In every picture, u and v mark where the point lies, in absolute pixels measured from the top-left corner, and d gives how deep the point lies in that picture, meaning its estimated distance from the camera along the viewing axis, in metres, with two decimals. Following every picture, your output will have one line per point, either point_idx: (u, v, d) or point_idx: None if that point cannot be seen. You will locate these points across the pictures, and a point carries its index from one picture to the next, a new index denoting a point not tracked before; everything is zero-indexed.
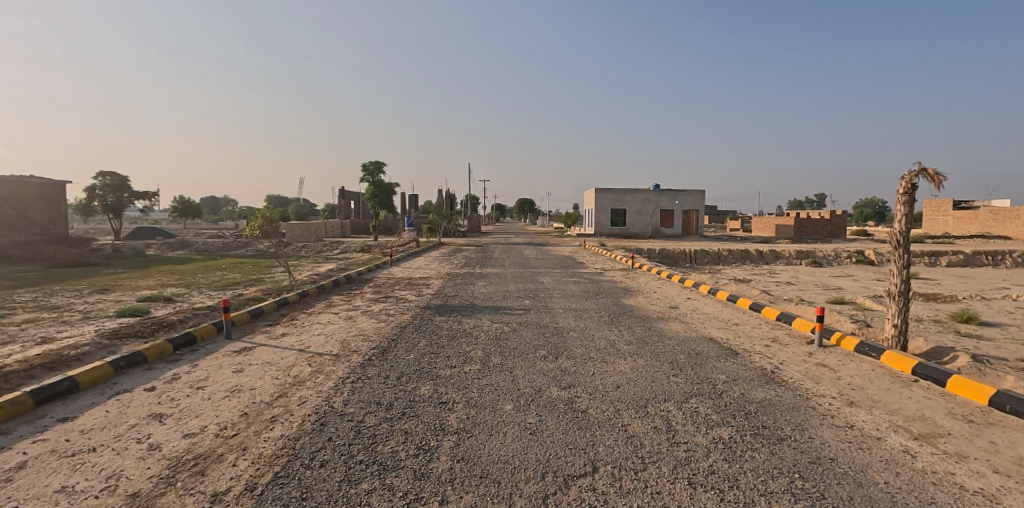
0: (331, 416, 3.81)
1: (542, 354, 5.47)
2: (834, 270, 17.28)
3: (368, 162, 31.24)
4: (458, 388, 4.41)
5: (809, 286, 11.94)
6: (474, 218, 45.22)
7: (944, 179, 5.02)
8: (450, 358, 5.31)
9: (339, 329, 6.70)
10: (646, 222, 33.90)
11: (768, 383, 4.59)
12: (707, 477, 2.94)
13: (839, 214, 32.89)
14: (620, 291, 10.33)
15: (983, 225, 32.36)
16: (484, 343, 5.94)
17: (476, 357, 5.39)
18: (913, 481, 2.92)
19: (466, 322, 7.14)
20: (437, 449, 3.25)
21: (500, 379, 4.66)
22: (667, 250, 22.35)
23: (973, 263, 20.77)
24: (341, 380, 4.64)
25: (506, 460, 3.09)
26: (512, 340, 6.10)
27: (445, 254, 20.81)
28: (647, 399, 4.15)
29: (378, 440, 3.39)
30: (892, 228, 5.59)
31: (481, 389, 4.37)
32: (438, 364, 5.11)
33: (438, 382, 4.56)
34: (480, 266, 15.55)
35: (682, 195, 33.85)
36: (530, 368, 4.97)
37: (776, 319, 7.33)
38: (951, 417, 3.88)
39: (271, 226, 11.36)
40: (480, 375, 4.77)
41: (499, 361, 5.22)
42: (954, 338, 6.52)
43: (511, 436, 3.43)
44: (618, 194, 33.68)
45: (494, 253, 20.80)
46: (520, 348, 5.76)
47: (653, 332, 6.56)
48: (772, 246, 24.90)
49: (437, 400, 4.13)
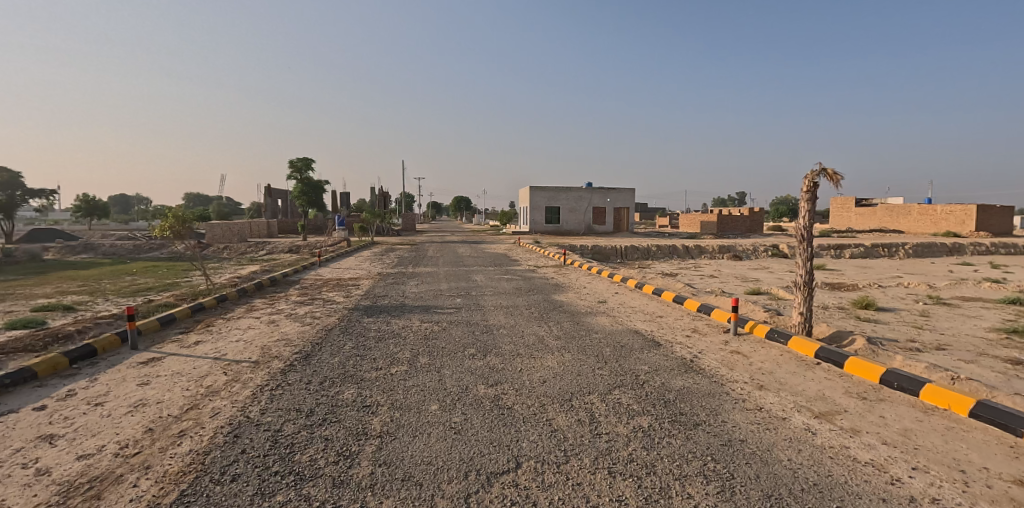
0: (246, 427, 3.59)
1: (470, 353, 5.47)
2: (752, 263, 18.52)
3: (295, 160, 30.94)
4: (384, 390, 4.32)
5: (729, 279, 12.74)
6: (409, 215, 44.39)
7: (841, 178, 5.49)
8: (376, 360, 5.20)
9: (260, 335, 6.36)
10: (580, 219, 34.81)
11: (686, 372, 4.83)
12: (627, 464, 3.05)
13: (757, 211, 35.45)
14: (550, 287, 10.53)
15: (880, 221, 36.03)
16: (413, 343, 5.86)
17: (403, 357, 5.30)
18: (813, 456, 3.17)
19: (396, 322, 7.01)
20: (359, 454, 3.16)
21: (427, 379, 4.61)
22: (599, 246, 23.02)
23: (873, 255, 23.01)
24: (259, 388, 4.41)
25: (429, 461, 3.04)
26: (442, 339, 6.06)
27: (378, 253, 20.29)
28: (572, 393, 4.25)
29: (297, 447, 3.26)
30: (796, 224, 6.04)
31: (408, 390, 4.30)
32: (364, 366, 4.99)
33: (364, 385, 4.45)
34: (413, 265, 15.33)
35: (612, 193, 35.04)
36: (458, 367, 4.96)
37: (696, 310, 7.75)
38: (848, 396, 4.27)
39: (185, 226, 10.56)
40: (407, 376, 4.68)
41: (427, 361, 5.16)
42: (855, 324, 7.18)
43: (435, 436, 3.40)
44: (551, 192, 34.35)
45: (429, 252, 20.59)
46: (449, 347, 5.70)
47: (580, 327, 6.72)
48: (696, 241, 26.38)
49: (360, 403, 4.02)
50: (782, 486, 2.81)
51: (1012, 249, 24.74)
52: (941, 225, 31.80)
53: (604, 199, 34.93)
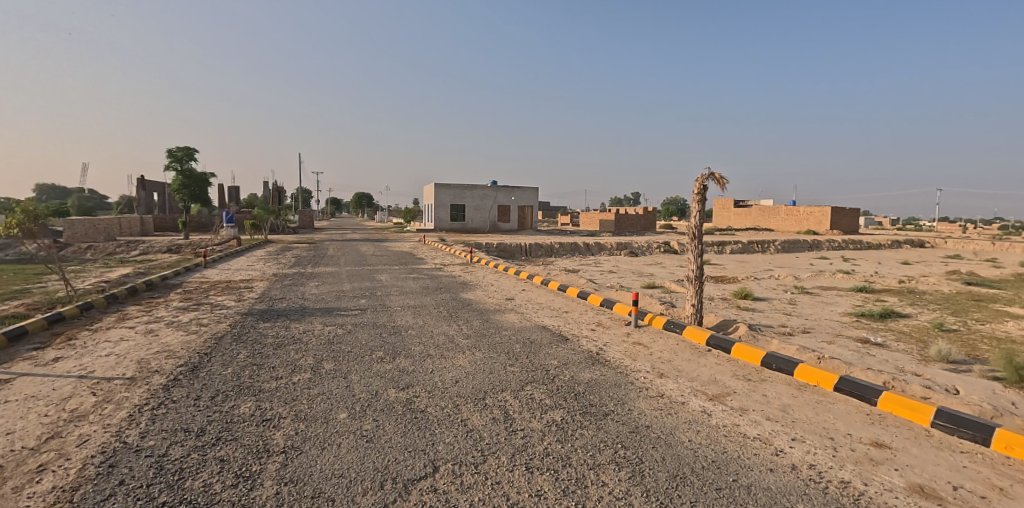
0: (124, 454, 2.93)
1: (377, 355, 5.09)
2: (647, 259, 19.92)
3: (175, 147, 27.36)
4: (285, 401, 3.82)
5: (627, 274, 13.54)
6: (306, 213, 41.38)
7: (726, 182, 5.98)
8: (275, 369, 4.61)
9: (136, 347, 5.35)
10: (485, 217, 35.02)
11: (593, 365, 4.91)
12: (543, 459, 2.97)
13: (651, 211, 38.39)
14: (458, 285, 10.34)
15: (755, 220, 40.84)
16: (315, 349, 5.32)
17: (306, 364, 4.77)
18: (710, 435, 3.34)
19: (295, 327, 6.34)
20: (261, 473, 2.71)
21: (333, 386, 4.18)
22: (505, 244, 23.29)
23: (749, 250, 25.98)
24: (137, 409, 3.65)
25: (341, 474, 2.70)
26: (346, 343, 5.57)
27: (272, 253, 18.58)
28: (485, 391, 4.11)
29: (184, 473, 2.71)
30: (688, 223, 6.48)
31: (312, 399, 3.85)
32: (261, 377, 4.39)
33: (262, 397, 3.90)
34: (313, 264, 14.22)
35: (517, 191, 35.81)
36: (367, 371, 4.57)
37: (599, 304, 8.03)
38: (736, 378, 4.62)
39: (38, 224, 8.72)
40: (310, 384, 4.20)
41: (333, 366, 4.70)
42: (737, 313, 7.94)
43: (345, 447, 3.04)
44: (457, 189, 34.18)
45: (329, 250, 19.29)
46: (355, 351, 5.25)
47: (489, 325, 6.62)
48: (597, 239, 27.82)
49: (259, 417, 3.50)
50: (685, 466, 2.91)
51: (858, 245, 29.33)
52: (803, 224, 36.93)
53: (510, 197, 35.56)
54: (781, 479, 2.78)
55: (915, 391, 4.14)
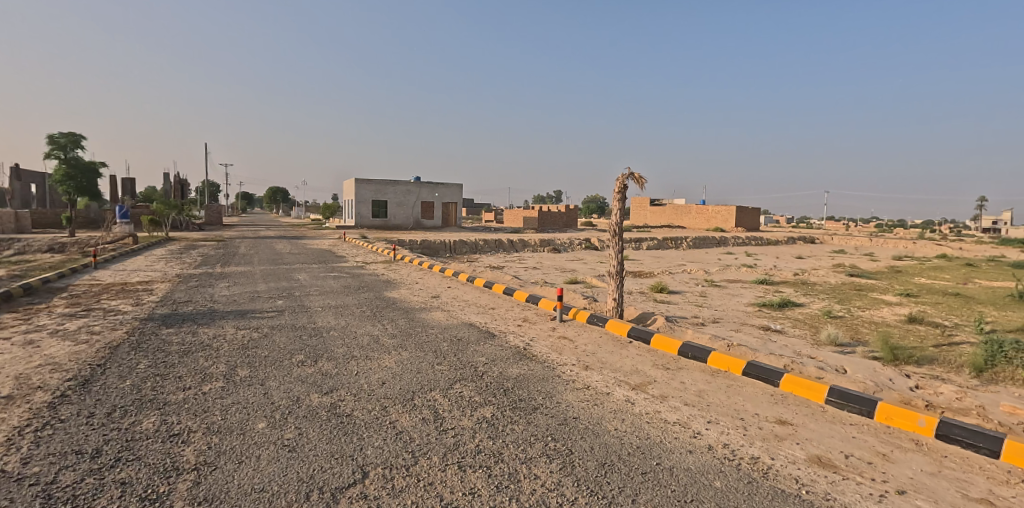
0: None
1: (298, 359, 4.64)
2: (570, 255, 20.49)
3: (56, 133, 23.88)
4: (196, 412, 3.34)
5: (550, 270, 13.78)
6: (212, 209, 37.76)
7: (645, 181, 6.20)
8: (182, 378, 4.02)
9: (9, 362, 4.36)
10: (408, 214, 34.12)
11: (521, 360, 4.85)
12: (475, 456, 2.83)
13: (573, 209, 39.67)
14: (382, 283, 9.88)
15: (669, 218, 43.65)
16: (228, 355, 4.73)
17: (217, 372, 4.22)
18: (634, 423, 3.39)
19: (204, 332, 5.62)
20: (169, 495, 2.32)
21: (249, 394, 3.72)
22: (429, 240, 22.83)
23: (664, 246, 27.67)
24: (12, 431, 2.97)
25: (261, 489, 2.40)
26: (263, 348, 5.03)
27: (170, 252, 16.65)
28: (414, 391, 3.87)
29: (76, 503, 2.23)
30: (610, 220, 6.64)
31: (226, 409, 3.40)
32: (166, 387, 3.80)
33: (168, 410, 3.36)
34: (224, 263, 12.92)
35: (441, 188, 35.34)
36: (287, 376, 4.14)
37: (525, 300, 8.04)
38: (656, 367, 4.78)
39: None
40: (224, 393, 3.70)
41: (249, 373, 4.20)
42: (654, 305, 8.33)
43: (265, 459, 2.71)
44: (378, 185, 33.00)
45: (237, 248, 17.69)
46: (272, 356, 4.75)
47: (415, 323, 6.35)
48: (522, 236, 28.20)
49: (164, 433, 3.00)
50: (612, 454, 2.91)
51: (758, 241, 32.31)
52: (711, 222, 40.03)
53: (434, 194, 35.00)
54: (699, 460, 2.87)
55: (810, 372, 4.53)
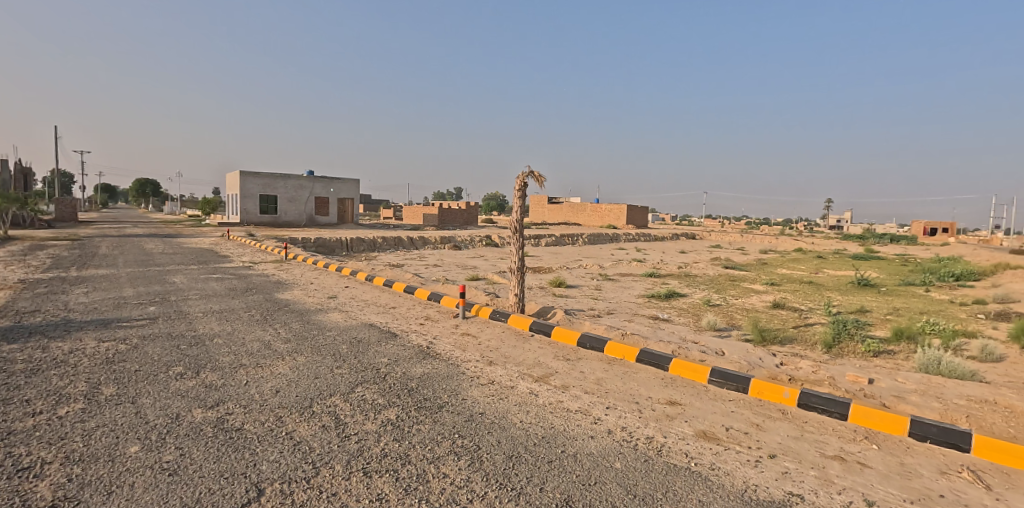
0: None
1: (177, 372, 4.09)
2: (471, 253, 20.59)
3: None
4: (49, 440, 2.79)
5: (453, 267, 13.72)
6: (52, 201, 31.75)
7: (544, 180, 6.44)
8: (29, 402, 3.34)
9: None
10: (301, 210, 31.78)
11: (425, 359, 4.77)
12: (381, 460, 2.72)
13: (476, 207, 39.97)
14: (273, 284, 9.09)
15: (567, 216, 45.84)
16: (89, 372, 4.03)
17: (75, 393, 3.56)
18: (539, 414, 3.50)
19: (55, 347, 4.70)
20: None
21: (117, 415, 3.20)
22: (325, 238, 21.48)
23: (562, 242, 29.02)
24: None
25: None
26: (132, 361, 4.36)
27: None
28: (312, 398, 3.62)
29: None
30: (511, 218, 6.78)
31: (88, 434, 2.89)
32: (5, 415, 3.12)
33: (11, 441, 2.77)
34: (75, 266, 10.93)
35: (337, 183, 33.47)
36: (163, 392, 3.63)
37: (428, 298, 7.90)
38: (557, 359, 4.99)
39: None
40: (85, 416, 3.14)
41: (115, 391, 3.61)
42: (554, 300, 8.68)
43: (139, 487, 2.35)
44: (267, 179, 30.29)
45: (88, 248, 15.08)
46: (144, 370, 4.14)
47: (311, 325, 5.94)
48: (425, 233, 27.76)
49: (8, 469, 2.47)
50: (519, 446, 2.97)
51: (647, 238, 35.26)
52: (605, 219, 42.79)
53: (329, 189, 33.01)
54: (601, 444, 3.06)
55: (695, 356, 5.04)
